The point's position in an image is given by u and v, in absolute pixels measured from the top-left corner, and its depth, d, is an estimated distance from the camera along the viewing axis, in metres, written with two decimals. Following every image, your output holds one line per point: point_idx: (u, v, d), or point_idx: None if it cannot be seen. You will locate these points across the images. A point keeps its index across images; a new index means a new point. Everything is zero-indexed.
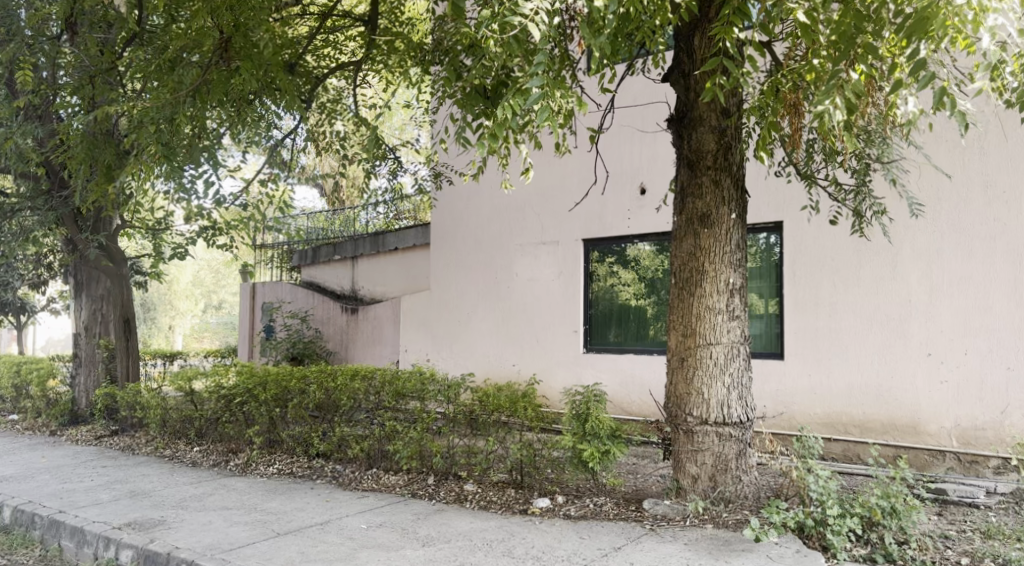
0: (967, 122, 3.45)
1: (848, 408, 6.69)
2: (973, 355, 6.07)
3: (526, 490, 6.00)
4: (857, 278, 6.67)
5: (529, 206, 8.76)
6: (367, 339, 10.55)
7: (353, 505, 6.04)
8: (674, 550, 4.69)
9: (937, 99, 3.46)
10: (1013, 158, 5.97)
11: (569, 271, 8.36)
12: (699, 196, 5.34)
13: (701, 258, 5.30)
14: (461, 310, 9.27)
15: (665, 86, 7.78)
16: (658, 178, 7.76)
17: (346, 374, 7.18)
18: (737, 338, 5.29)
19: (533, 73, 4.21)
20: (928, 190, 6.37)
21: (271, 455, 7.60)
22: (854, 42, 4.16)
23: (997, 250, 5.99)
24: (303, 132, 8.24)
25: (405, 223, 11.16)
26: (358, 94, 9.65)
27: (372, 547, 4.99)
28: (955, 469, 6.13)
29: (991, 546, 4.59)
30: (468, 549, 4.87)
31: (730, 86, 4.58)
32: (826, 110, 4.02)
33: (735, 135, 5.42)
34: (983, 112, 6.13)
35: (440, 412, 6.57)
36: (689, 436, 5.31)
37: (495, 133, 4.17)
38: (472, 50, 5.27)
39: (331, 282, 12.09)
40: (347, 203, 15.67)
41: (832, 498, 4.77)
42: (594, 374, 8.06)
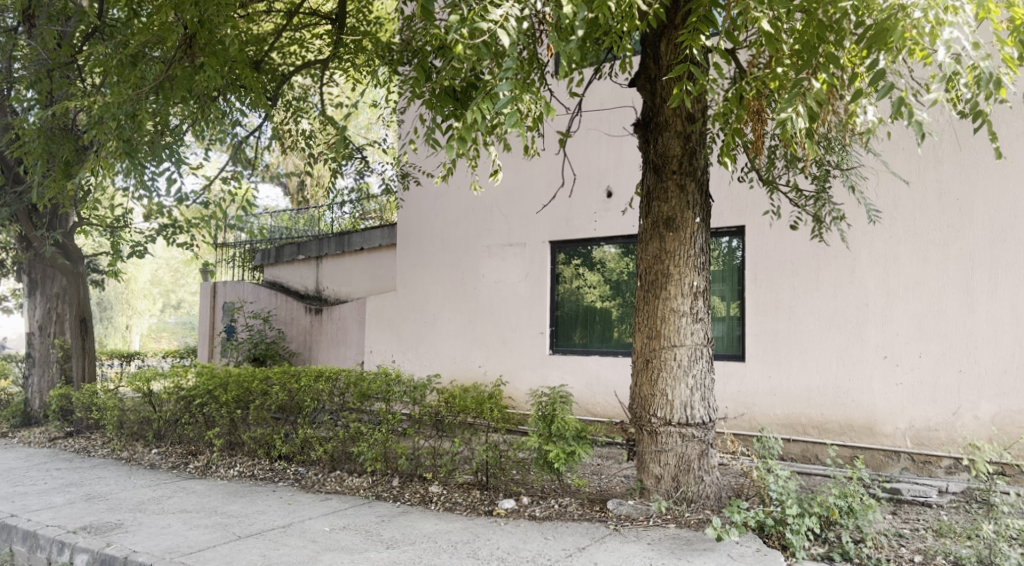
0: (923, 131, 3.55)
1: (807, 409, 6.83)
2: (926, 357, 6.25)
3: (491, 492, 6.00)
4: (816, 281, 6.82)
5: (496, 207, 8.77)
6: (331, 340, 10.44)
7: (316, 507, 5.97)
8: (637, 550, 4.74)
9: (895, 109, 3.58)
10: (966, 167, 6.17)
11: (535, 273, 8.39)
12: (664, 200, 5.42)
13: (665, 261, 5.38)
14: (427, 311, 9.23)
15: (632, 92, 7.86)
16: (624, 181, 7.83)
17: (310, 375, 7.09)
18: (701, 340, 5.37)
19: (502, 77, 4.23)
20: (886, 197, 6.53)
21: (232, 457, 7.47)
22: (817, 52, 4.31)
23: (950, 256, 6.18)
24: (267, 130, 8.11)
25: (370, 223, 11.07)
26: (323, 93, 9.52)
27: (336, 550, 4.95)
28: (909, 469, 6.31)
29: (944, 544, 4.75)
30: (433, 551, 4.86)
31: (696, 92, 4.67)
32: (789, 118, 4.15)
33: (700, 141, 5.50)
34: (939, 122, 6.31)
35: (406, 414, 6.49)
36: (653, 437, 5.39)
37: (464, 136, 4.19)
38: (440, 51, 5.26)
39: (295, 282, 11.94)
40: (311, 202, 15.50)
41: (791, 498, 4.87)
42: (559, 375, 8.10)
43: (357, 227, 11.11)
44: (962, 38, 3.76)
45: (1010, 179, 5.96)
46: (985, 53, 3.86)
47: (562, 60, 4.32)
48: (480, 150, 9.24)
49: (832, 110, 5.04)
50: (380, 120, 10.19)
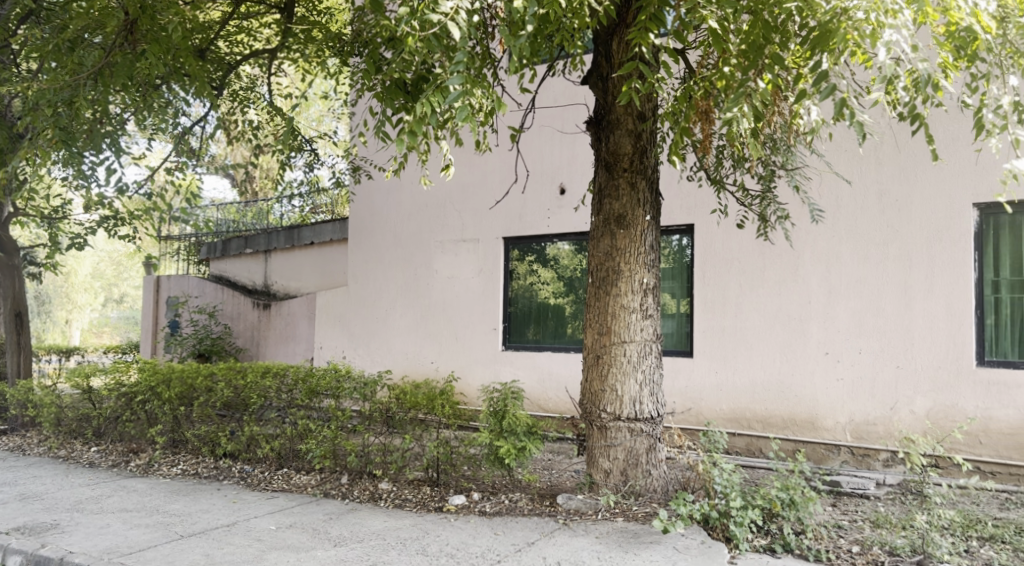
0: (863, 132, 3.70)
1: (752, 405, 6.98)
2: (866, 354, 6.44)
3: (442, 488, 5.97)
4: (761, 280, 6.97)
5: (450, 202, 8.74)
6: (280, 335, 10.25)
7: (262, 506, 5.86)
8: (585, 544, 4.79)
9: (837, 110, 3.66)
10: (904, 169, 6.37)
11: (489, 269, 8.38)
12: (615, 197, 5.48)
13: (616, 258, 5.44)
14: (379, 307, 9.14)
15: (585, 89, 7.89)
16: (577, 178, 7.87)
17: (256, 372, 6.98)
18: (650, 336, 5.44)
19: (453, 71, 4.20)
20: (828, 197, 6.70)
21: (175, 455, 7.29)
22: (763, 52, 4.44)
23: (889, 256, 6.38)
24: (213, 120, 7.89)
25: (321, 218, 10.96)
26: (271, 83, 9.31)
27: (282, 548, 4.87)
28: (848, 462, 6.50)
29: (880, 535, 4.92)
30: (381, 548, 4.82)
31: (644, 90, 4.73)
32: (735, 117, 4.24)
33: (651, 140, 5.57)
34: (879, 125, 6.49)
35: (356, 410, 6.43)
36: (603, 432, 5.45)
37: (414, 129, 4.17)
38: (391, 43, 5.18)
39: (242, 276, 11.69)
40: (259, 194, 15.22)
41: (735, 491, 4.97)
42: (511, 371, 8.11)
43: (308, 221, 11.07)
44: (900, 41, 3.88)
45: (945, 181, 6.18)
46: (922, 57, 3.99)
47: (514, 55, 4.30)
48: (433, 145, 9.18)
49: (777, 110, 5.13)
50: (330, 112, 10.02)
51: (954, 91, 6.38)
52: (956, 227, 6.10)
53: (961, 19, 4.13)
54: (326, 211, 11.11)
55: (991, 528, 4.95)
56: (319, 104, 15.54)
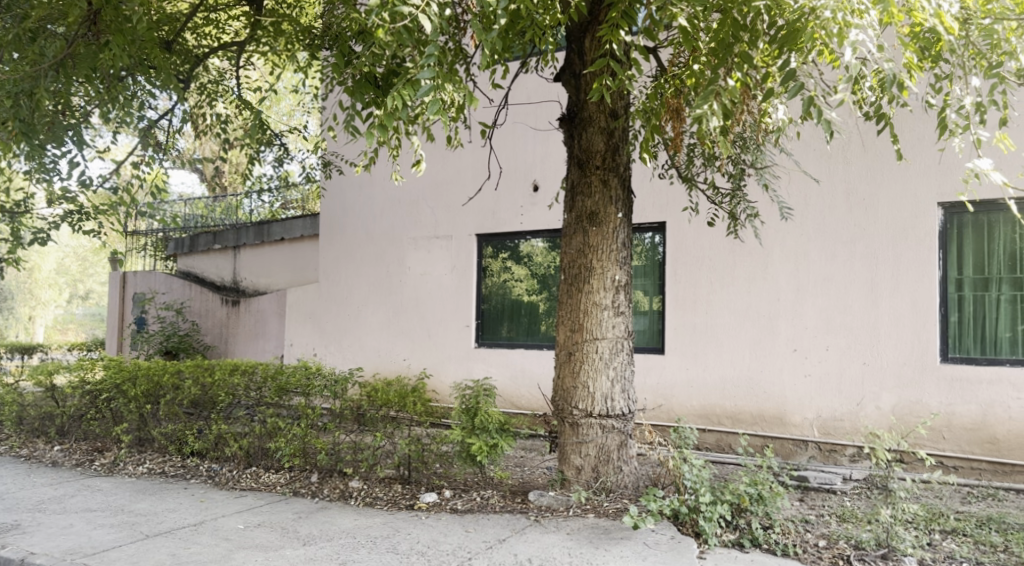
0: (830, 130, 3.77)
1: (721, 401, 7.05)
2: (833, 350, 6.53)
3: (413, 486, 5.93)
4: (731, 277, 7.04)
5: (422, 199, 8.69)
6: (250, 332, 10.13)
7: (230, 505, 5.79)
8: (556, 540, 4.80)
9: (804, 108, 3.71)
10: (870, 168, 6.46)
11: (462, 266, 8.36)
12: (588, 194, 5.49)
13: (588, 255, 5.45)
14: (351, 304, 9.07)
15: (558, 86, 7.89)
16: (550, 175, 7.87)
17: (224, 369, 6.90)
18: (622, 333, 5.46)
19: (424, 65, 4.18)
20: (797, 196, 6.78)
21: (141, 455, 7.17)
22: (732, 51, 4.47)
23: (856, 254, 6.48)
24: (181, 113, 7.76)
25: (291, 213, 11.21)
26: (241, 77, 9.18)
27: (250, 547, 4.81)
28: (816, 457, 6.59)
29: (846, 529, 4.99)
30: (351, 547, 4.78)
31: (615, 87, 4.75)
32: (704, 114, 4.28)
33: (623, 137, 5.59)
34: (846, 125, 6.58)
35: (327, 408, 6.36)
36: (575, 429, 5.46)
37: (385, 123, 4.15)
38: (361, 36, 5.13)
39: (211, 272, 11.52)
40: (229, 189, 15.04)
41: (704, 486, 5.01)
42: (484, 368, 8.09)
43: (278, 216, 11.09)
44: (867, 40, 3.93)
45: (910, 180, 6.28)
46: (887, 57, 4.05)
47: (485, 50, 4.28)
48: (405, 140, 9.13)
49: (746, 109, 5.17)
50: (301, 106, 9.89)
51: (919, 91, 6.49)
52: (921, 226, 6.20)
53: (925, 19, 4.18)
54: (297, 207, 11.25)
55: (953, 522, 5.06)
56: (289, 98, 15.37)
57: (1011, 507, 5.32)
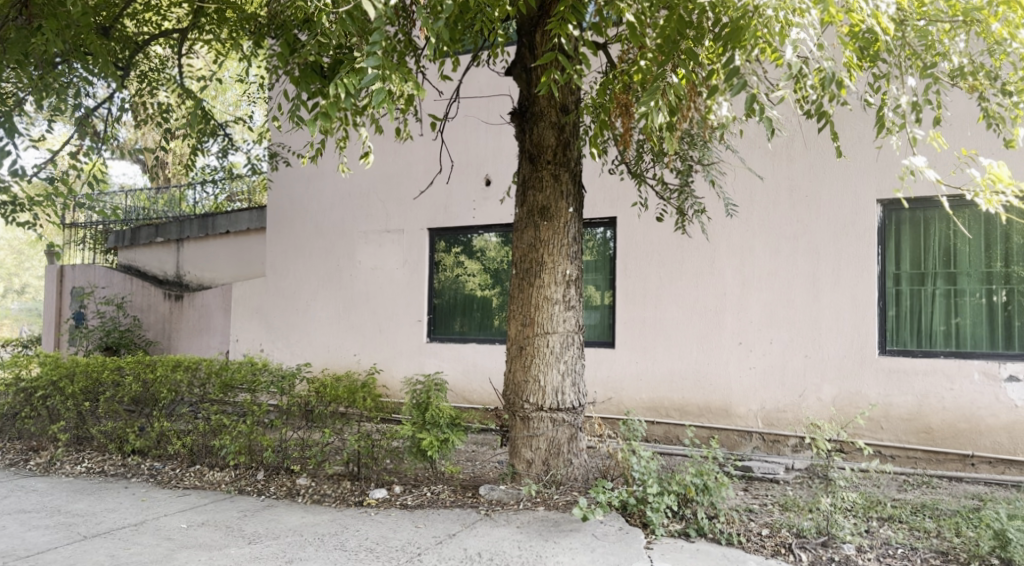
0: (771, 127, 3.86)
1: (669, 393, 7.15)
2: (776, 343, 6.68)
3: (362, 482, 5.84)
4: (679, 272, 7.13)
5: (373, 192, 8.60)
6: (193, 327, 9.89)
7: (172, 504, 5.64)
8: (506, 534, 4.81)
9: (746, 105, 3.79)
10: (813, 166, 6.61)
11: (414, 260, 8.30)
12: (539, 189, 5.50)
13: (539, 250, 5.47)
14: (300, 299, 8.93)
15: (510, 80, 7.87)
16: (502, 169, 7.86)
17: (167, 365, 6.71)
18: (572, 327, 5.49)
19: (369, 53, 4.14)
20: (742, 192, 6.90)
21: (79, 454, 6.95)
22: (678, 47, 4.53)
23: (799, 249, 6.62)
24: (120, 102, 7.53)
25: (238, 205, 11.04)
26: (184, 65, 8.91)
27: (192, 547, 4.71)
28: (760, 448, 6.73)
29: (788, 518, 5.10)
30: (297, 545, 4.71)
31: (564, 81, 4.76)
32: (651, 110, 4.34)
33: (574, 132, 5.62)
34: (789, 123, 6.71)
35: (273, 405, 6.21)
36: (525, 422, 5.47)
37: (329, 112, 4.10)
38: (306, 25, 5.04)
39: (154, 266, 11.22)
40: (173, 181, 14.63)
41: (652, 477, 5.08)
42: (436, 363, 8.06)
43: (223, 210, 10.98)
44: (807, 40, 4.01)
45: (850, 177, 6.45)
46: (826, 56, 4.13)
47: (432, 40, 4.25)
48: (354, 132, 9.00)
49: (692, 106, 5.23)
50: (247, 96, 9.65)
51: (858, 91, 6.66)
52: (861, 222, 6.38)
53: (863, 20, 4.27)
54: (242, 199, 11.15)
55: (890, 509, 5.24)
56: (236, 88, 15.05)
57: (944, 494, 5.51)
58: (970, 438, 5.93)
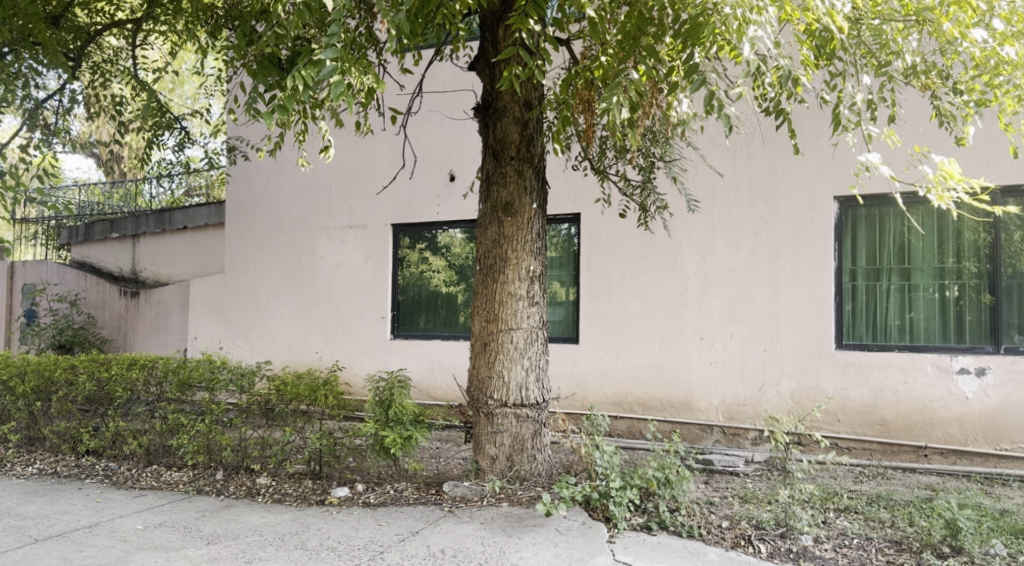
0: (729, 123, 3.90)
1: (633, 388, 7.20)
2: (737, 338, 6.76)
3: (324, 481, 5.78)
4: (643, 268, 7.18)
5: (336, 188, 8.51)
6: (148, 325, 9.71)
7: (129, 504, 5.53)
8: (469, 530, 4.80)
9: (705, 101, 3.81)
10: (772, 163, 6.70)
11: (377, 256, 8.23)
12: (503, 184, 5.48)
13: (503, 246, 5.46)
14: (262, 296, 8.80)
15: (473, 76, 7.84)
16: (466, 165, 7.84)
17: (122, 363, 6.55)
18: (536, 323, 5.49)
19: (327, 45, 4.08)
20: (703, 188, 6.97)
21: (30, 455, 6.81)
22: (638, 44, 4.54)
23: (759, 245, 6.71)
24: (72, 93, 7.33)
25: (196, 201, 10.91)
26: (138, 56, 8.70)
27: (148, 548, 4.61)
28: (720, 441, 6.81)
29: (747, 510, 5.17)
30: (257, 545, 4.64)
31: (525, 76, 4.75)
32: (612, 106, 4.35)
33: (537, 128, 5.62)
34: (749, 120, 6.79)
35: (232, 403, 6.10)
36: (489, 419, 5.47)
37: (285, 104, 4.04)
38: (263, 16, 4.95)
39: (109, 263, 10.96)
40: (130, 176, 14.30)
41: (615, 472, 5.11)
42: (399, 359, 8.02)
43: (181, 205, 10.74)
44: (764, 37, 4.04)
45: (808, 174, 6.55)
46: (784, 53, 4.15)
47: (391, 32, 4.21)
48: (314, 126, 8.88)
49: (654, 102, 5.25)
50: (205, 89, 9.45)
51: (815, 89, 6.77)
52: (818, 219, 6.50)
53: (819, 17, 4.32)
54: (201, 194, 11.01)
55: (845, 500, 5.35)
56: (194, 81, 14.78)
57: (898, 485, 5.63)
58: (923, 430, 6.07)
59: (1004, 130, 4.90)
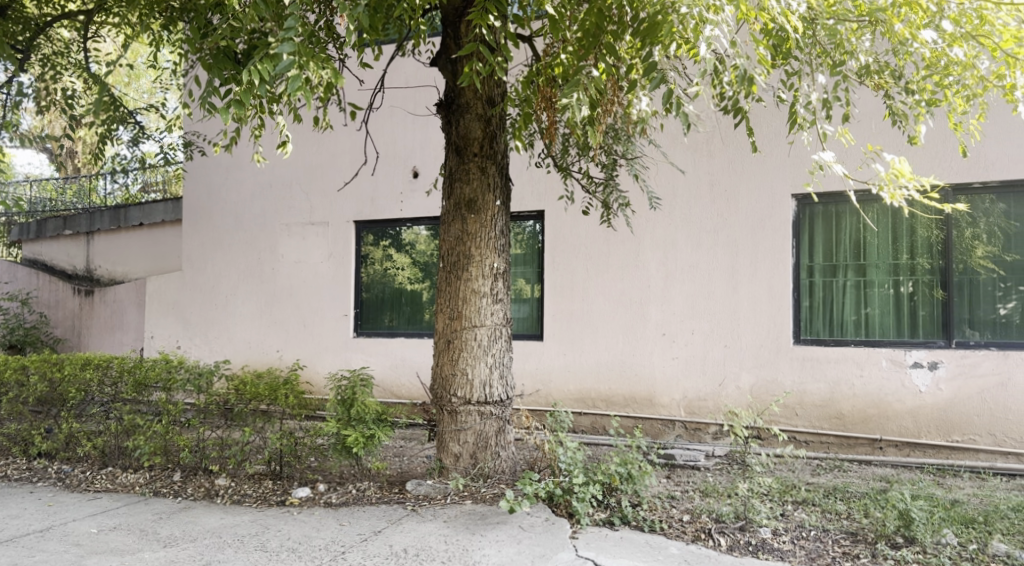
0: (688, 122, 3.90)
1: (597, 384, 7.23)
2: (698, 334, 6.83)
3: (285, 481, 5.72)
4: (606, 265, 7.21)
5: (297, 184, 8.40)
6: (103, 324, 9.51)
7: (82, 508, 5.41)
8: (432, 529, 4.77)
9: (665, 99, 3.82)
10: (732, 161, 6.78)
11: (339, 253, 8.15)
12: (466, 181, 5.46)
13: (467, 243, 5.44)
14: (223, 294, 8.65)
15: (435, 72, 7.81)
16: (429, 162, 7.81)
17: (76, 363, 6.40)
18: (500, 321, 5.49)
19: (284, 38, 4.02)
20: (665, 186, 7.02)
21: None
22: (598, 41, 4.53)
23: (719, 242, 6.79)
24: (21, 86, 7.13)
25: (153, 197, 10.70)
26: (90, 49, 8.52)
27: (103, 552, 4.51)
28: (682, 436, 6.87)
29: (708, 504, 5.22)
30: (216, 547, 4.57)
31: (485, 73, 4.72)
32: (572, 104, 4.34)
33: (500, 125, 5.61)
34: (708, 119, 6.87)
35: (190, 403, 5.98)
36: (453, 416, 5.45)
37: (241, 98, 3.96)
38: (217, 9, 4.85)
39: (62, 261, 10.69)
40: (85, 172, 14.02)
41: (578, 468, 5.12)
42: (363, 358, 7.96)
43: (137, 201, 10.59)
44: (720, 36, 4.07)
45: (767, 172, 6.65)
46: (740, 53, 4.18)
47: (350, 26, 4.15)
48: (271, 121, 8.80)
49: (614, 100, 5.26)
50: (160, 83, 9.25)
51: (772, 88, 6.87)
52: (777, 216, 6.59)
53: (775, 16, 4.36)
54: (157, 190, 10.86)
55: (803, 493, 5.43)
56: (149, 74, 14.54)
57: (854, 477, 5.74)
58: (878, 424, 6.21)
59: (953, 129, 5.03)
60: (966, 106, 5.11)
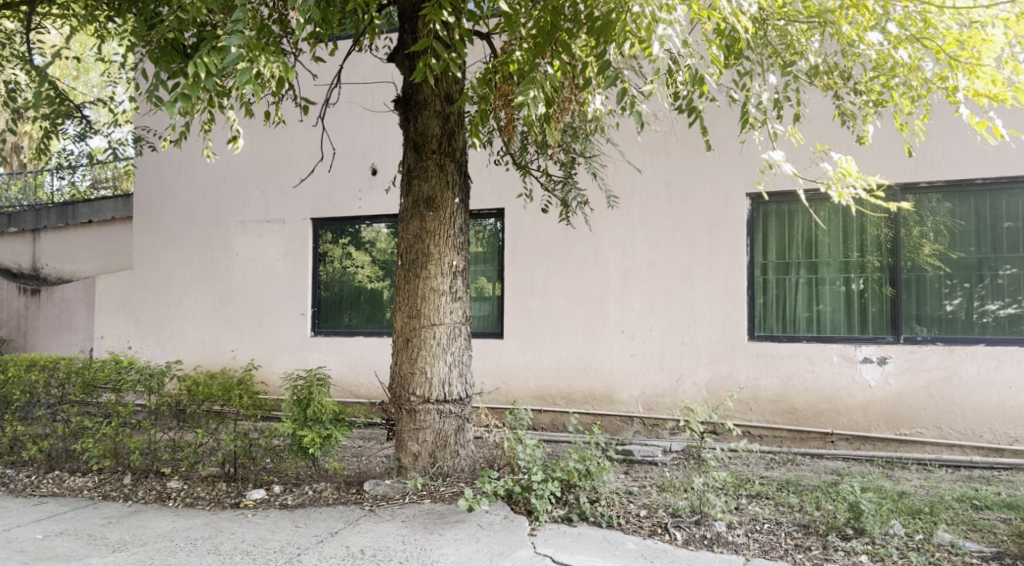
0: (642, 120, 3.87)
1: (557, 381, 7.25)
2: (656, 331, 6.90)
3: (239, 483, 5.59)
4: (566, 262, 7.24)
5: (254, 180, 8.27)
6: (51, 324, 9.26)
7: (27, 513, 5.26)
8: (390, 529, 4.74)
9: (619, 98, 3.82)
10: (688, 160, 6.86)
11: (297, 251, 8.05)
12: (424, 178, 5.43)
13: (426, 240, 5.41)
14: (178, 292, 8.48)
15: (393, 68, 7.77)
16: (388, 159, 7.77)
17: (21, 364, 6.22)
18: (459, 319, 5.47)
19: (233, 31, 3.93)
20: (623, 184, 7.07)
21: None
22: (554, 39, 4.52)
23: (677, 240, 6.85)
24: None
25: (103, 193, 10.48)
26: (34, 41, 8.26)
27: (48, 559, 4.39)
28: (640, 432, 6.93)
29: (664, 498, 5.26)
30: (167, 551, 4.48)
31: (441, 69, 4.64)
32: (527, 101, 4.30)
33: (458, 122, 5.59)
34: (664, 117, 6.94)
35: (141, 405, 5.85)
36: (411, 415, 5.41)
37: (189, 91, 3.85)
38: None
39: (7, 260, 10.34)
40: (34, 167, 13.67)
41: (536, 465, 5.12)
42: (322, 357, 7.88)
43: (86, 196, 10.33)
44: (672, 35, 4.09)
45: (723, 170, 6.74)
46: (692, 53, 4.20)
47: (301, 20, 4.08)
48: (224, 116, 8.65)
49: (570, 98, 5.27)
50: (109, 76, 9.02)
51: (725, 88, 6.97)
52: (733, 215, 6.68)
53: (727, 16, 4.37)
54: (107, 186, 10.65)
55: (758, 487, 5.52)
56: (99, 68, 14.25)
57: (807, 470, 5.85)
58: (830, 418, 6.34)
59: (901, 129, 5.14)
60: (913, 107, 5.23)
